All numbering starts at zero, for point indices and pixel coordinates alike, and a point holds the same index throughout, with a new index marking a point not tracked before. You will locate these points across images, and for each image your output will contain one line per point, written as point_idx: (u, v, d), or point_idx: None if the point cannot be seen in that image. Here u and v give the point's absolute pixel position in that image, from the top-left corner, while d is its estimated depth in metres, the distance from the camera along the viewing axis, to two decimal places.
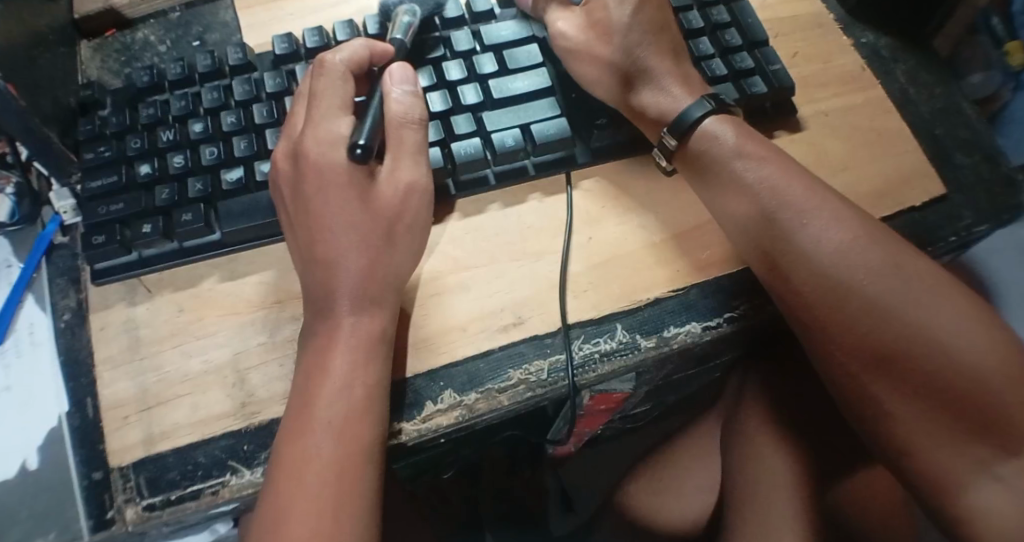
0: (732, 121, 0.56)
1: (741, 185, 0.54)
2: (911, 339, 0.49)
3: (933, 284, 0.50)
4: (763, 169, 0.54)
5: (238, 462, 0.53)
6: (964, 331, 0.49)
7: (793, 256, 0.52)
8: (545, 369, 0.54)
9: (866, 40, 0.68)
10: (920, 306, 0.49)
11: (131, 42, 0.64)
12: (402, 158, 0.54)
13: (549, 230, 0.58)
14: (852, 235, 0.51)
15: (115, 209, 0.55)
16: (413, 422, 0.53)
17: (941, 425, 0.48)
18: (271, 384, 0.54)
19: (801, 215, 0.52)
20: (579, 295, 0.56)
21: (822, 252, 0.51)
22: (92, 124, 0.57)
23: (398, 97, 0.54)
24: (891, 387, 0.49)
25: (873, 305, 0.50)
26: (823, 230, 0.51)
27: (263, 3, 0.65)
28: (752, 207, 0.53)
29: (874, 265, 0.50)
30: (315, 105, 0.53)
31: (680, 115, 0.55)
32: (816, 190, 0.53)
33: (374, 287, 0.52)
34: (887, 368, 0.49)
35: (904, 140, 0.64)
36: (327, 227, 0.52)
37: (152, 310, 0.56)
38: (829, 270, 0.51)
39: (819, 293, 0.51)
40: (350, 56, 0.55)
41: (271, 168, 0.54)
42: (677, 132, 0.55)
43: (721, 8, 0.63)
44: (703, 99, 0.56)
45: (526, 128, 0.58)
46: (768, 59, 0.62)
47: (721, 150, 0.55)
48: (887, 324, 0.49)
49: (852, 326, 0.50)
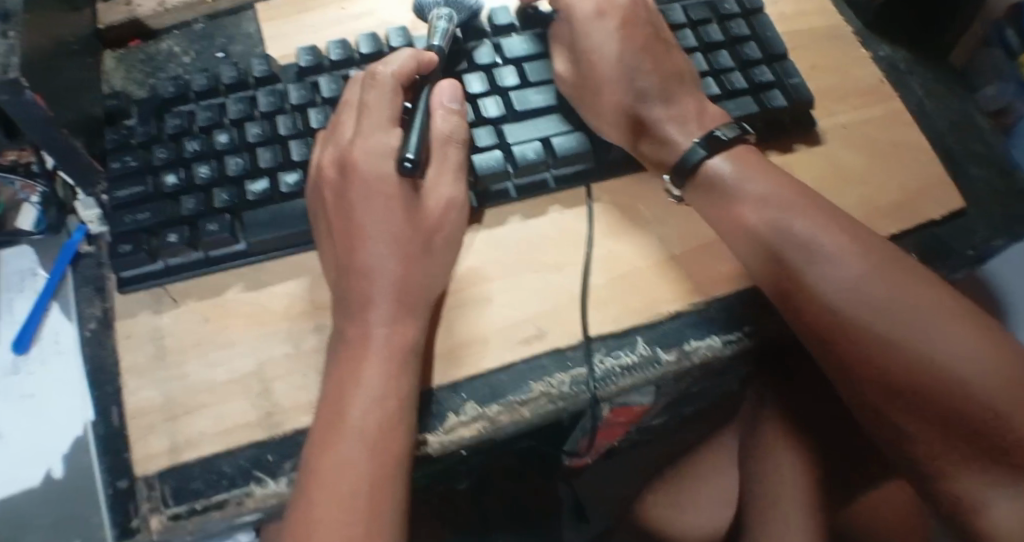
0: (736, 158, 0.56)
1: (759, 205, 0.54)
2: (924, 373, 0.48)
3: (946, 313, 0.49)
4: (769, 202, 0.54)
5: (263, 472, 0.53)
6: (977, 364, 0.48)
7: (803, 292, 0.52)
8: (567, 382, 0.55)
9: (883, 53, 0.69)
10: (934, 338, 0.49)
11: (155, 53, 0.64)
12: (445, 174, 0.56)
13: (572, 243, 0.58)
14: (860, 271, 0.51)
15: (142, 217, 0.56)
16: (436, 434, 0.54)
17: (959, 447, 0.49)
18: (295, 394, 0.54)
19: (809, 252, 0.52)
20: (600, 307, 0.56)
21: (831, 290, 0.51)
22: (119, 134, 0.58)
23: (444, 114, 0.57)
24: (906, 415, 0.50)
25: (882, 341, 0.50)
26: (833, 266, 0.51)
27: (286, 15, 0.65)
28: (769, 228, 0.54)
29: (877, 298, 0.50)
30: (365, 117, 0.55)
31: (678, 164, 0.57)
32: (823, 221, 0.53)
33: (403, 299, 0.53)
34: (902, 399, 0.50)
35: (922, 153, 0.65)
36: (366, 235, 0.54)
37: (177, 319, 0.56)
38: (836, 303, 0.51)
39: (828, 325, 0.51)
40: (401, 67, 0.57)
41: (316, 174, 0.55)
42: (678, 181, 0.57)
43: (740, 21, 0.63)
44: (695, 146, 0.56)
45: (547, 141, 0.59)
46: (787, 73, 0.62)
47: (730, 173, 0.56)
48: (895, 357, 0.49)
49: (865, 361, 0.50)
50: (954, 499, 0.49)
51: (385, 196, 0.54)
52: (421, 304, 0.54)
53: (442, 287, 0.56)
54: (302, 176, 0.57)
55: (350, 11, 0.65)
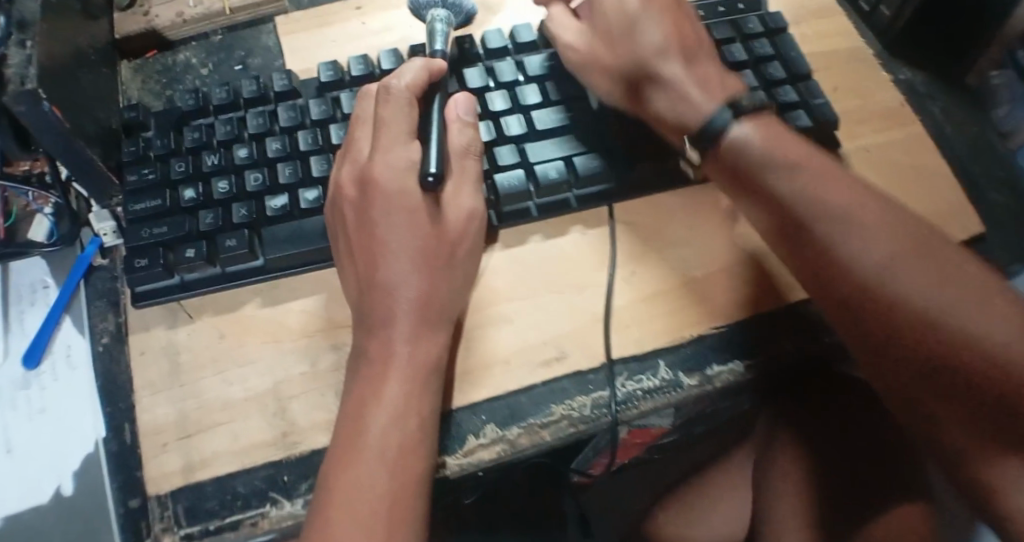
0: (765, 125, 0.53)
1: (790, 177, 0.52)
2: (959, 353, 0.47)
3: (983, 290, 0.48)
4: (801, 173, 0.52)
5: (279, 493, 0.52)
6: (1019, 346, 0.46)
7: (833, 267, 0.50)
8: (587, 405, 0.54)
9: (904, 76, 0.69)
10: (970, 316, 0.47)
11: (172, 64, 0.64)
12: (464, 185, 0.55)
13: (593, 263, 0.58)
14: (895, 247, 0.49)
15: (159, 232, 0.55)
16: (455, 456, 0.53)
17: (996, 436, 0.46)
18: (313, 413, 0.54)
19: (843, 223, 0.50)
20: (622, 330, 0.56)
21: (865, 265, 0.49)
22: (137, 146, 0.57)
23: (460, 126, 0.56)
24: (942, 398, 0.48)
25: (917, 318, 0.48)
26: (867, 240, 0.49)
27: (306, 28, 0.64)
28: (799, 200, 0.51)
29: (915, 272, 0.48)
30: (382, 133, 0.54)
31: (701, 129, 0.54)
32: (855, 194, 0.51)
33: (425, 318, 0.53)
34: (935, 381, 0.48)
35: (942, 177, 0.64)
36: (389, 252, 0.53)
37: (192, 335, 0.55)
38: (871, 275, 0.49)
39: (862, 299, 0.49)
40: (415, 78, 0.55)
41: (334, 191, 0.54)
42: (699, 147, 0.54)
43: (764, 41, 0.63)
44: (722, 111, 0.53)
45: (569, 160, 0.58)
46: (811, 93, 0.61)
47: (759, 141, 0.53)
48: (933, 335, 0.47)
49: (899, 340, 0.48)
50: (980, 489, 0.48)
51: (405, 209, 0.53)
52: (441, 323, 0.54)
53: (462, 306, 0.55)
54: (323, 193, 0.56)
55: (371, 26, 0.64)
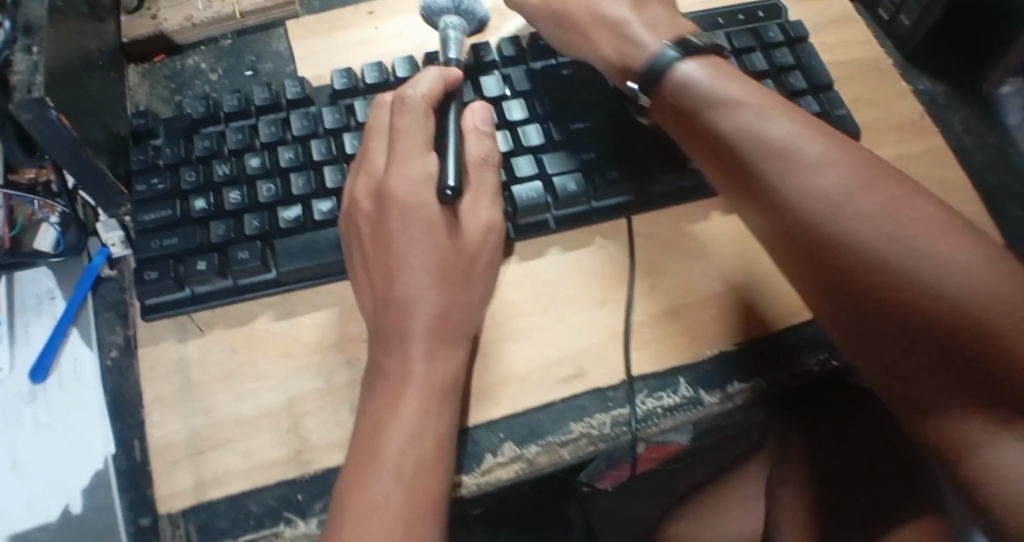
0: (709, 65, 0.52)
1: (734, 114, 0.49)
2: (911, 288, 0.43)
3: (934, 220, 0.44)
4: (743, 108, 0.49)
5: (292, 512, 0.51)
6: (975, 283, 0.42)
7: (777, 205, 0.47)
8: (607, 423, 0.53)
9: (923, 87, 0.68)
10: (921, 246, 0.43)
11: (181, 68, 0.62)
12: (482, 198, 0.54)
13: (612, 278, 0.57)
14: (841, 178, 0.46)
15: (170, 243, 0.54)
16: (473, 475, 0.52)
17: (956, 384, 0.42)
18: (327, 431, 0.53)
19: (784, 157, 0.47)
20: (641, 346, 0.55)
21: (809, 198, 0.46)
22: (146, 154, 0.56)
23: (478, 137, 0.55)
24: (897, 347, 0.44)
25: (864, 252, 0.44)
26: (811, 173, 0.46)
27: (318, 33, 0.63)
28: (740, 136, 0.49)
29: (862, 206, 0.45)
30: (397, 144, 0.53)
31: (647, 69, 0.53)
32: (803, 127, 0.48)
33: (442, 333, 0.52)
34: (889, 324, 0.43)
35: (964, 190, 0.63)
36: (407, 266, 0.52)
37: (203, 350, 0.54)
38: (814, 210, 0.45)
39: (805, 238, 0.46)
40: (432, 87, 0.54)
41: (349, 203, 0.53)
42: (646, 89, 0.54)
43: (785, 50, 0.61)
44: (666, 48, 0.53)
45: (588, 172, 0.57)
46: (833, 104, 0.60)
47: (702, 78, 0.51)
48: (880, 273, 0.43)
49: (849, 280, 0.44)
50: (943, 444, 0.44)
51: (423, 222, 0.53)
52: (459, 338, 0.52)
53: (480, 321, 0.54)
54: (337, 204, 0.55)
55: (384, 31, 0.63)
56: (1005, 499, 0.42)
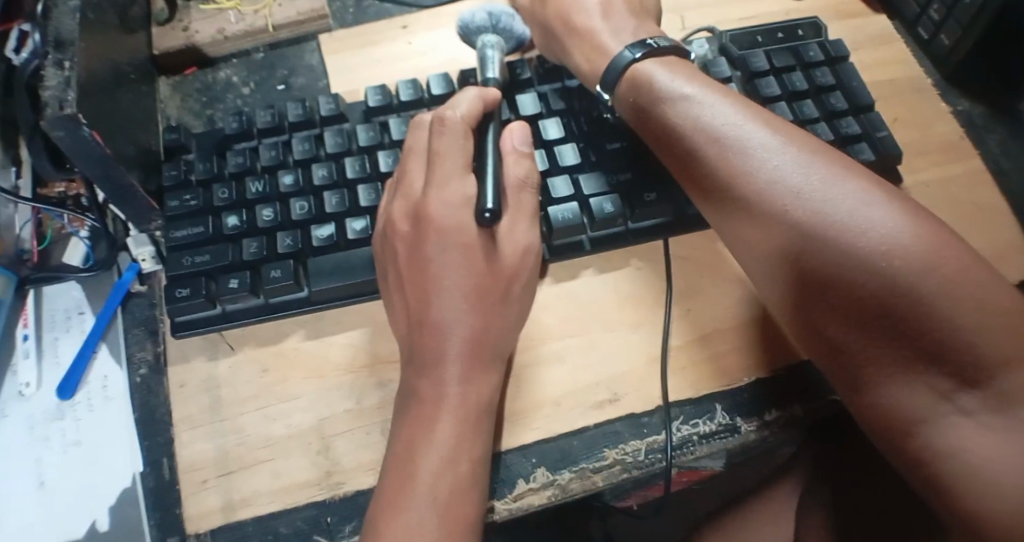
0: (665, 63, 0.54)
1: (682, 104, 0.51)
2: (843, 261, 0.43)
3: (872, 197, 0.44)
4: (691, 100, 0.51)
5: (321, 535, 0.50)
6: (908, 254, 0.42)
7: (722, 189, 0.49)
8: (641, 450, 0.52)
9: (961, 108, 0.67)
10: (856, 223, 0.43)
11: (213, 82, 0.62)
12: (520, 222, 0.54)
13: (648, 301, 0.56)
14: (780, 163, 0.47)
15: (201, 260, 0.53)
16: (504, 501, 0.51)
17: (893, 356, 0.42)
18: (358, 453, 0.52)
19: (728, 143, 0.48)
20: (677, 372, 0.54)
21: (752, 181, 0.47)
22: (178, 169, 0.55)
23: (515, 158, 0.54)
24: (837, 324, 0.44)
25: (801, 230, 0.45)
26: (753, 157, 0.47)
27: (351, 48, 0.62)
28: (689, 126, 0.50)
29: (801, 188, 0.46)
30: (436, 166, 0.52)
31: (608, 70, 0.55)
32: (748, 116, 0.49)
33: (477, 359, 0.51)
34: (828, 301, 0.44)
35: (1004, 215, 0.62)
36: (444, 289, 0.51)
37: (234, 369, 0.54)
38: (756, 196, 0.47)
39: (751, 222, 0.47)
40: (470, 109, 0.54)
41: (386, 223, 0.53)
42: (608, 89, 0.55)
43: (825, 70, 0.60)
44: (624, 51, 0.55)
45: (625, 193, 0.56)
46: (874, 125, 0.59)
47: (656, 74, 0.53)
48: (817, 251, 0.44)
49: (789, 260, 0.45)
50: (886, 420, 0.43)
51: (459, 243, 0.52)
52: (493, 360, 0.52)
53: (513, 344, 0.53)
54: (371, 223, 0.54)
55: (418, 47, 0.62)
56: (947, 472, 0.41)
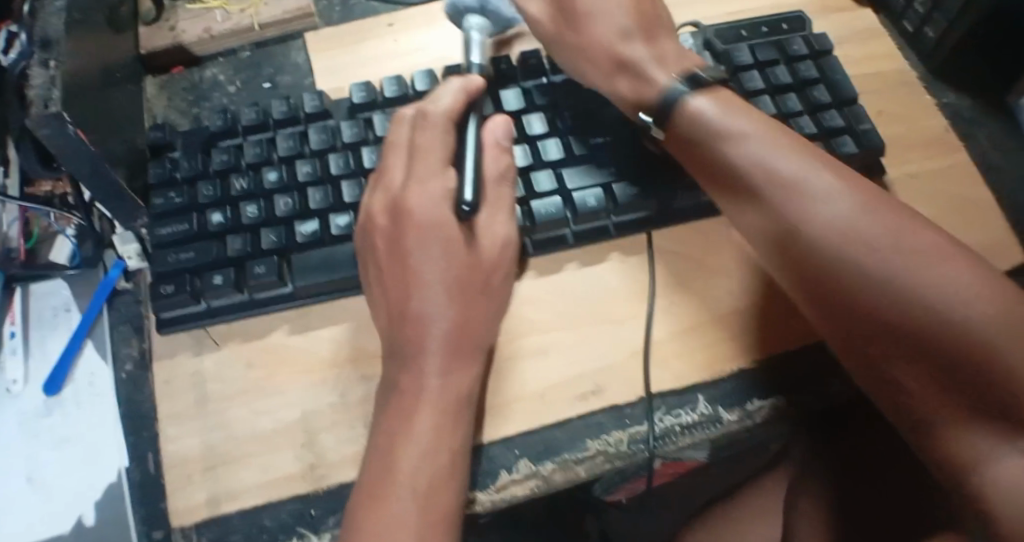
0: (720, 98, 0.52)
1: (740, 145, 0.50)
2: (909, 309, 0.44)
3: (939, 250, 0.45)
4: (750, 138, 0.50)
5: (306, 528, 0.51)
6: (972, 304, 0.43)
7: (785, 231, 0.48)
8: (624, 440, 0.53)
9: (949, 100, 0.67)
10: (922, 274, 0.44)
11: (199, 81, 0.62)
12: (500, 213, 0.54)
13: (632, 294, 0.56)
14: (846, 206, 0.47)
15: (186, 257, 0.53)
16: (487, 492, 0.52)
17: (956, 400, 0.43)
18: (343, 447, 0.52)
19: (791, 188, 0.48)
20: (661, 364, 0.54)
21: (816, 226, 0.47)
22: (163, 167, 0.55)
23: (495, 152, 0.54)
24: (902, 368, 0.44)
25: (869, 276, 0.45)
26: (818, 204, 0.48)
27: (337, 47, 0.63)
28: (748, 168, 0.50)
29: (868, 235, 0.46)
30: (417, 161, 0.53)
31: (659, 101, 0.53)
32: (810, 161, 0.49)
33: (462, 354, 0.51)
34: (890, 341, 0.44)
35: (991, 207, 0.62)
36: (424, 281, 0.51)
37: (220, 364, 0.54)
38: (823, 242, 0.47)
39: (814, 266, 0.47)
40: (453, 101, 0.54)
41: (365, 217, 0.53)
42: (658, 121, 0.53)
43: (809, 64, 0.60)
44: (675, 83, 0.53)
45: (608, 187, 0.56)
46: (858, 119, 0.59)
47: (709, 109, 0.52)
48: (884, 298, 0.44)
49: (852, 299, 0.46)
50: (945, 461, 0.43)
51: (439, 235, 0.52)
52: (475, 354, 0.52)
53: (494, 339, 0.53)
54: (354, 218, 0.54)
55: (404, 44, 0.63)
56: (999, 512, 0.40)
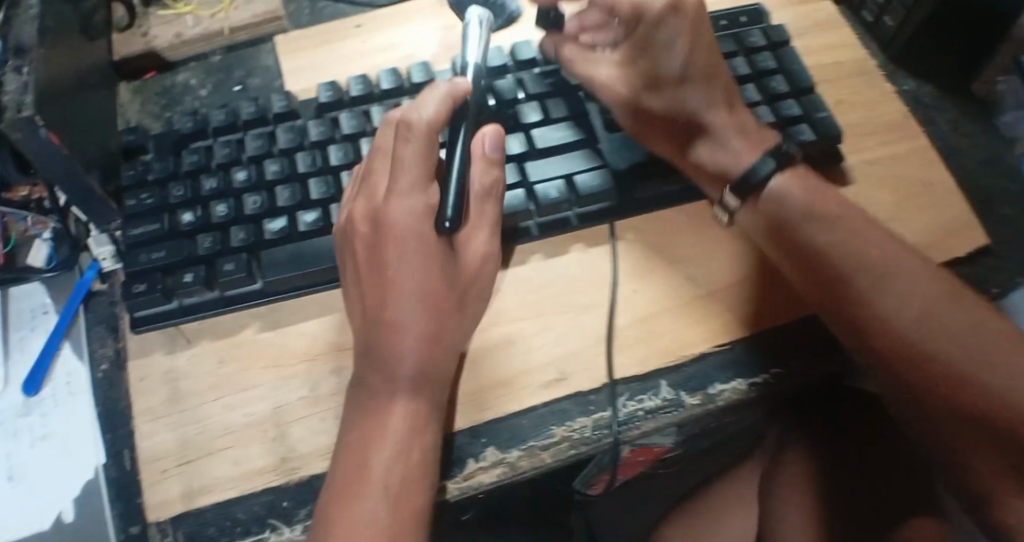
0: (797, 178, 0.56)
1: (815, 236, 0.54)
2: (979, 395, 0.48)
3: (1010, 340, 0.49)
4: (838, 223, 0.54)
5: (278, 519, 0.52)
6: None
7: (868, 310, 0.51)
8: (588, 426, 0.54)
9: (907, 87, 0.68)
10: (994, 365, 0.48)
11: (172, 85, 0.64)
12: (481, 229, 0.54)
13: (596, 283, 0.57)
14: (930, 293, 0.51)
15: (158, 257, 0.54)
16: (456, 481, 0.53)
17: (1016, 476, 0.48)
18: (313, 438, 0.53)
19: (873, 272, 0.52)
20: (624, 351, 0.55)
21: (899, 311, 0.51)
22: (136, 169, 0.57)
23: (480, 164, 0.55)
24: (968, 443, 0.49)
25: (945, 360, 0.49)
26: (900, 293, 0.51)
27: (305, 48, 0.64)
28: (824, 253, 0.53)
29: (948, 325, 0.50)
30: (399, 175, 0.52)
31: (748, 173, 0.56)
32: (893, 247, 0.53)
33: (434, 354, 0.52)
34: (961, 418, 0.49)
35: (950, 189, 0.63)
36: (401, 292, 0.51)
37: (193, 361, 0.55)
38: (904, 328, 0.50)
39: (893, 346, 0.51)
40: (436, 110, 0.53)
41: (347, 223, 0.53)
42: (739, 191, 0.56)
43: (766, 55, 0.62)
44: (764, 158, 0.56)
45: (570, 179, 0.58)
46: (815, 106, 0.60)
47: (791, 191, 0.55)
48: (957, 383, 0.49)
49: (929, 375, 0.50)
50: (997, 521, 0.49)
51: (418, 246, 0.52)
52: (446, 351, 0.53)
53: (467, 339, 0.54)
54: (322, 215, 0.56)
55: (371, 44, 0.64)
56: None
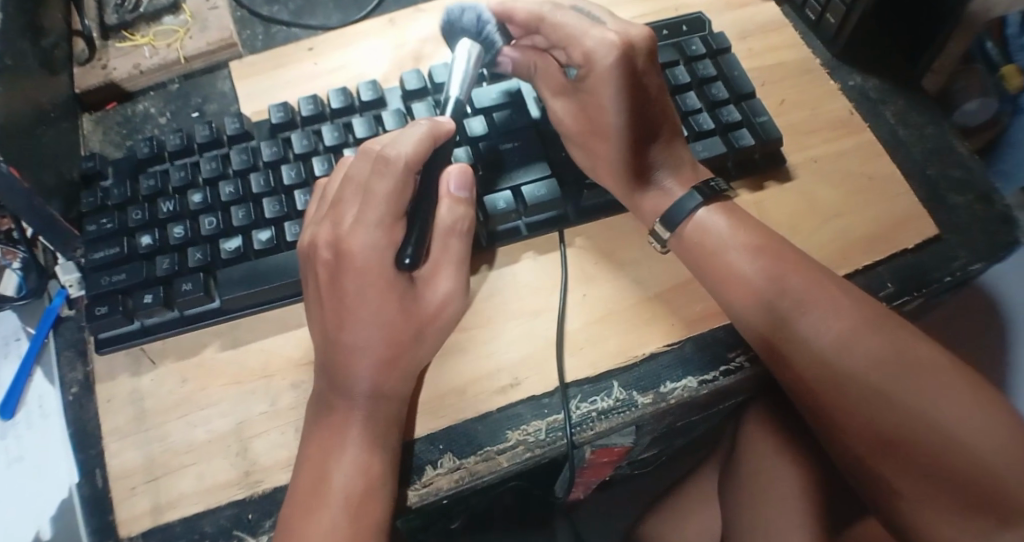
0: (725, 211, 0.58)
1: (742, 274, 0.56)
2: (903, 421, 0.51)
3: (932, 367, 0.51)
4: (761, 254, 0.56)
5: (243, 531, 0.53)
6: (960, 419, 0.50)
7: (798, 342, 0.53)
8: (543, 429, 0.55)
9: (854, 83, 0.69)
10: (920, 390, 0.51)
11: (132, 115, 0.66)
12: (444, 267, 0.56)
13: (545, 290, 0.59)
14: (849, 323, 0.53)
15: (118, 279, 0.56)
16: (415, 488, 0.54)
17: (944, 499, 0.50)
18: (274, 452, 0.55)
19: (800, 305, 0.54)
20: (574, 354, 0.57)
21: (827, 342, 0.53)
22: (95, 196, 0.59)
23: (449, 205, 0.56)
24: (895, 469, 0.51)
25: (872, 388, 0.51)
26: (825, 325, 0.53)
27: (260, 72, 0.66)
28: (752, 290, 0.55)
29: (874, 354, 0.52)
30: (366, 207, 0.53)
31: (675, 208, 0.58)
32: (818, 278, 0.55)
33: (392, 375, 0.54)
34: (891, 445, 0.51)
35: (897, 181, 0.64)
36: (360, 316, 0.53)
37: (157, 381, 0.57)
38: (829, 359, 0.52)
39: (823, 377, 0.53)
40: (417, 150, 0.54)
41: (312, 247, 0.54)
42: (670, 224, 0.58)
43: (707, 62, 0.64)
44: (692, 192, 0.58)
45: (517, 190, 0.59)
46: (754, 112, 0.62)
47: (719, 224, 0.58)
48: (884, 411, 0.51)
49: (854, 405, 0.52)
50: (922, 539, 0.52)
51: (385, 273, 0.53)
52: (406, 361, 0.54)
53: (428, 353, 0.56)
54: (276, 234, 0.58)
55: (324, 66, 0.66)
56: None
